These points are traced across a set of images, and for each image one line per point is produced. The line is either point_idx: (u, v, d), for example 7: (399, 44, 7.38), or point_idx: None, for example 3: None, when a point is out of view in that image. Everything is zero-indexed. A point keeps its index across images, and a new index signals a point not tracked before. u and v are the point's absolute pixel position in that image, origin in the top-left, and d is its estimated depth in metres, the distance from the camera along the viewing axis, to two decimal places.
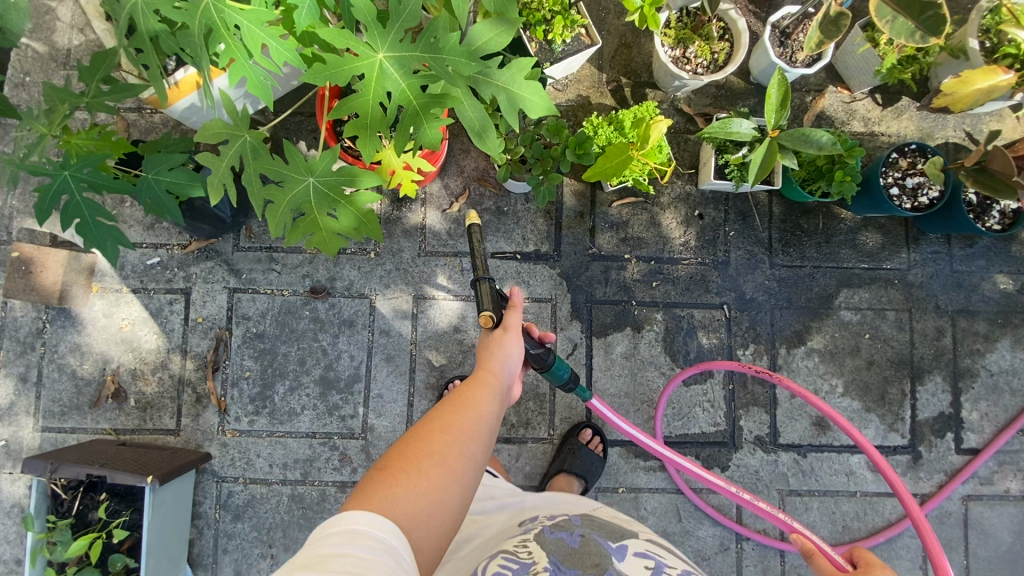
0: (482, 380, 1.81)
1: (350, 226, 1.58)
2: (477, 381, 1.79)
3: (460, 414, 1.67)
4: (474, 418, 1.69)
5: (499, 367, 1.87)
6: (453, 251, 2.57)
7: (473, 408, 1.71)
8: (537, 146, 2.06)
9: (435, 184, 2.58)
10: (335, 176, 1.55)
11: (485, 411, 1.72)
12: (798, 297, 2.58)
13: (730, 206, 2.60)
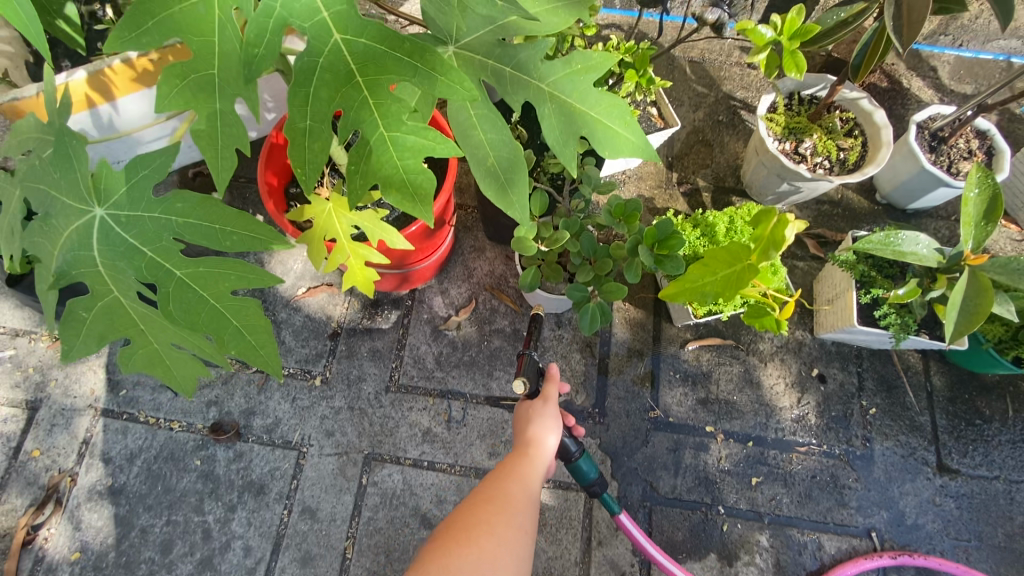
0: (520, 454, 1.25)
1: (197, 323, 0.89)
2: (517, 445, 1.29)
3: (502, 482, 1.22)
4: (521, 485, 1.21)
5: (538, 439, 1.25)
6: (440, 391, 1.69)
7: (515, 474, 1.23)
8: (591, 239, 1.27)
9: (429, 291, 1.80)
10: (156, 229, 0.90)
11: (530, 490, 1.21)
12: (993, 534, 1.56)
13: (865, 369, 1.71)
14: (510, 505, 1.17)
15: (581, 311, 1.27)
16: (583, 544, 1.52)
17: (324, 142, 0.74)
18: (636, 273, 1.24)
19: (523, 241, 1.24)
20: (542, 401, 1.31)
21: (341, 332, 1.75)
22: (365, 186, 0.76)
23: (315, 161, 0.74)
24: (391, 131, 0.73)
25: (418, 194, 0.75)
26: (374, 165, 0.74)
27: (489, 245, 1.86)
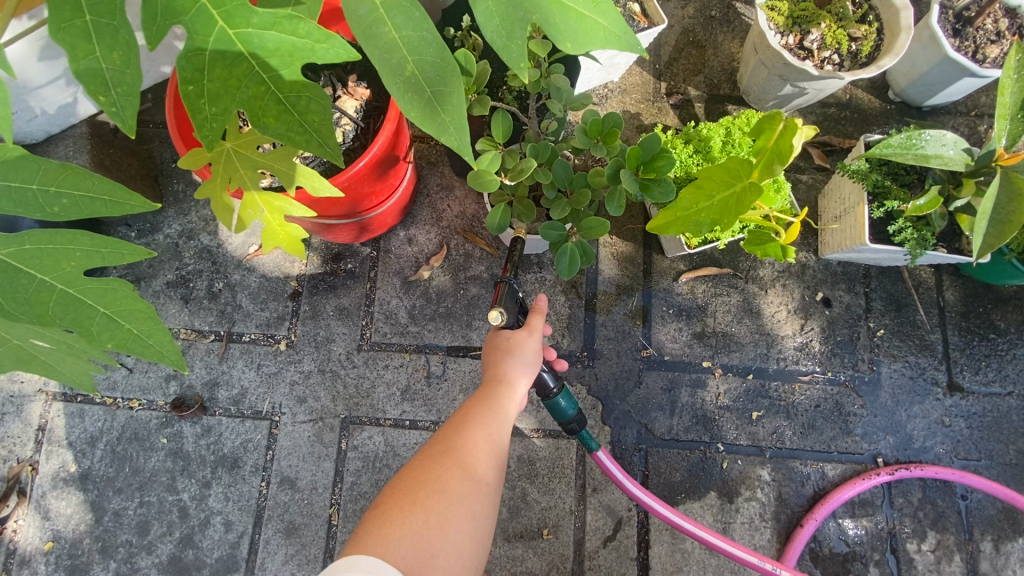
0: (487, 394, 1.12)
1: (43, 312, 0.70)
2: (482, 391, 1.14)
3: (462, 431, 1.06)
4: (484, 440, 1.06)
5: (510, 377, 1.13)
6: (416, 346, 1.56)
7: (478, 425, 1.07)
8: (563, 164, 1.08)
9: (394, 238, 1.62)
10: None
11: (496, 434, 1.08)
12: (1004, 451, 1.50)
13: (873, 289, 1.58)
14: (470, 461, 1.02)
15: (559, 251, 1.10)
16: (578, 493, 1.46)
17: (125, 49, 0.54)
18: (617, 203, 1.06)
19: (484, 177, 1.05)
20: (526, 334, 1.17)
21: (302, 291, 1.59)
22: (220, 113, 0.54)
23: (123, 79, 0.54)
24: (238, 29, 0.53)
25: (309, 122, 0.55)
26: (230, 86, 0.54)
27: (458, 181, 1.66)
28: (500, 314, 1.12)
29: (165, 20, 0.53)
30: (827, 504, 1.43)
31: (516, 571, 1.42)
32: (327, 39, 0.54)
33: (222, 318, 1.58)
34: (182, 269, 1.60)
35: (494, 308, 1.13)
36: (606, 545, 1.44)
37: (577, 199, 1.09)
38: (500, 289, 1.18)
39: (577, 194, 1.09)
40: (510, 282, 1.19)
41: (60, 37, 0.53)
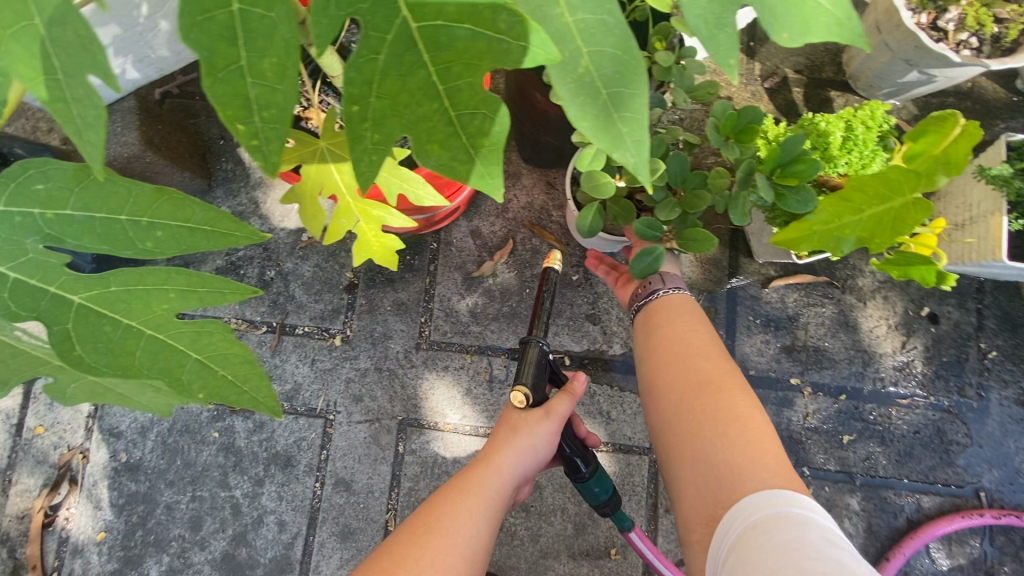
0: (479, 473, 1.07)
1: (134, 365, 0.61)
2: (471, 467, 1.10)
3: (441, 513, 1.01)
4: (457, 523, 1.00)
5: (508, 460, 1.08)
6: (478, 347, 1.46)
7: (456, 505, 1.03)
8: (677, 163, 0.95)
9: (457, 230, 1.50)
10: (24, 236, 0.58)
11: (477, 523, 1.01)
12: None
13: (985, 305, 1.42)
14: (439, 538, 0.97)
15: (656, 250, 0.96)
16: (648, 512, 1.37)
17: (276, 55, 0.40)
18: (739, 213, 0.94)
19: (596, 180, 0.97)
20: (539, 413, 1.12)
21: (359, 284, 1.49)
22: (383, 140, 0.44)
23: (277, 97, 0.41)
24: (422, 24, 0.42)
25: (479, 144, 0.44)
26: (399, 104, 0.44)
27: (527, 170, 1.53)
28: (524, 386, 1.09)
29: (338, 10, 0.42)
30: (920, 537, 1.31)
31: None
32: (529, 38, 0.43)
33: (274, 309, 1.50)
34: (232, 255, 1.52)
35: (518, 386, 1.10)
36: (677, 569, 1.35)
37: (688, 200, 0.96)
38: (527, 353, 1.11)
39: (689, 196, 0.96)
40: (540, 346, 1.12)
41: (193, 35, 0.39)
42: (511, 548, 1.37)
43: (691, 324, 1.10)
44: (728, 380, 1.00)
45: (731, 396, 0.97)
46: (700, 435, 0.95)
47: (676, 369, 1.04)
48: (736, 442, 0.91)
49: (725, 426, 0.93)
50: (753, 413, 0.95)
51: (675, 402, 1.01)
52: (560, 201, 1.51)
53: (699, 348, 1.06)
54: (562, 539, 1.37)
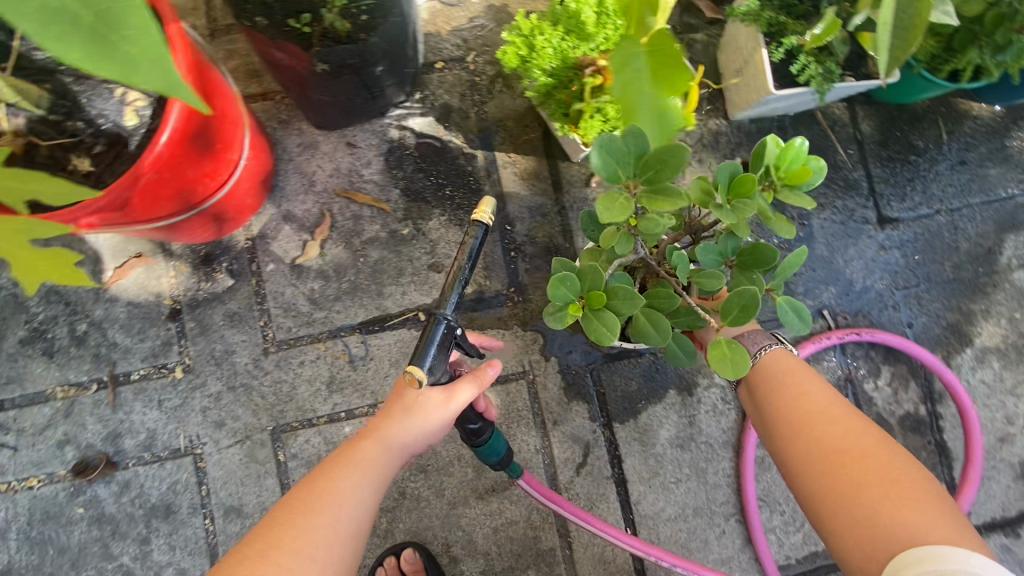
0: (360, 447, 0.96)
1: None
2: (356, 440, 0.98)
3: (318, 493, 0.91)
4: (334, 497, 0.91)
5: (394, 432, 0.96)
6: (327, 331, 1.39)
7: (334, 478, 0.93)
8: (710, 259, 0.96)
9: (268, 220, 1.40)
10: None
11: (354, 499, 0.92)
12: (941, 268, 1.47)
13: (790, 140, 1.48)
14: (313, 513, 0.88)
15: (779, 311, 0.94)
16: (540, 431, 1.39)
17: None
18: (786, 226, 0.89)
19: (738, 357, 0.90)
20: (437, 396, 0.98)
21: (182, 308, 1.38)
22: None
23: None
24: None
25: None
26: None
27: (322, 137, 1.43)
28: (420, 374, 0.89)
29: None
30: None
31: (497, 525, 1.37)
32: None
33: (99, 363, 1.38)
34: (34, 322, 1.38)
35: (410, 366, 0.90)
36: (579, 473, 1.39)
37: (755, 260, 0.97)
38: (426, 332, 0.92)
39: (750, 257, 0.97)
40: (447, 325, 0.93)
41: None
42: (419, 509, 1.37)
43: (797, 380, 1.00)
44: (859, 439, 0.86)
45: (871, 455, 0.83)
46: (837, 503, 0.81)
47: (797, 442, 0.90)
48: (877, 498, 0.78)
49: (865, 484, 0.80)
50: (900, 471, 0.81)
51: (801, 468, 0.88)
52: (367, 159, 1.42)
53: (811, 409, 0.93)
54: (466, 484, 1.38)
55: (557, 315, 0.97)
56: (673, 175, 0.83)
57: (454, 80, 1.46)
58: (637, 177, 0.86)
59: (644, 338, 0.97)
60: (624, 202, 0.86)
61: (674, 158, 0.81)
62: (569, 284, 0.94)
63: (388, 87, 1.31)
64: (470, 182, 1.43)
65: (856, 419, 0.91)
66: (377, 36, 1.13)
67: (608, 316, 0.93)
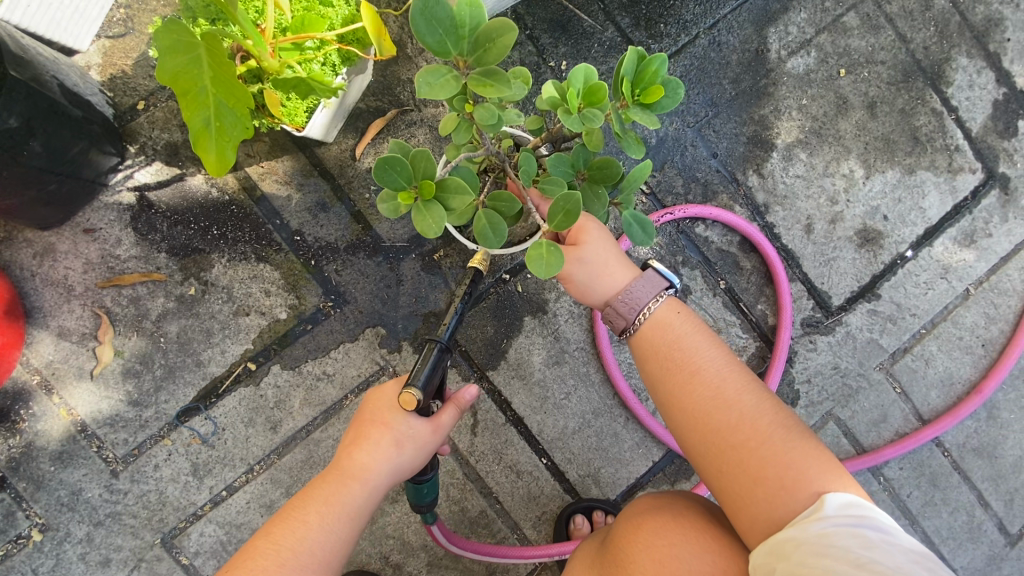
0: (345, 483, 0.89)
1: None
2: (336, 478, 0.90)
3: (295, 526, 0.85)
4: (316, 543, 0.84)
5: (375, 468, 0.90)
6: (166, 423, 1.30)
7: (311, 521, 0.85)
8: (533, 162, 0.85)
9: (43, 346, 1.27)
10: None
11: (326, 532, 0.85)
12: (721, 89, 1.47)
13: (531, 28, 1.41)
14: (298, 563, 0.82)
15: (623, 225, 0.88)
16: None
17: None
18: (635, 146, 0.82)
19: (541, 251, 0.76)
20: (425, 428, 0.93)
21: (3, 473, 1.26)
22: None
23: None
24: None
25: None
26: None
27: (55, 237, 1.27)
28: (421, 393, 0.88)
29: None
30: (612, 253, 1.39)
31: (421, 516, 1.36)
32: None
33: None
34: None
35: (408, 385, 0.88)
36: (476, 433, 1.38)
37: (602, 177, 0.87)
38: (424, 359, 0.91)
39: (597, 171, 0.87)
40: (442, 350, 0.93)
41: None
42: None
43: (686, 347, 0.88)
44: (754, 426, 0.80)
45: (760, 443, 0.78)
46: (737, 500, 0.78)
47: (692, 424, 0.83)
48: (770, 494, 0.76)
49: (763, 475, 0.77)
50: (787, 447, 0.78)
51: (697, 460, 0.83)
52: (115, 238, 1.29)
53: (705, 393, 0.84)
54: None
55: (388, 206, 0.75)
56: (502, 56, 0.66)
57: (164, 114, 1.30)
58: (470, 55, 0.67)
59: (482, 242, 0.82)
60: (449, 77, 0.67)
61: (499, 36, 0.65)
62: (401, 172, 0.72)
63: (80, 152, 1.14)
64: (233, 211, 1.31)
65: (750, 392, 0.83)
66: (12, 114, 0.97)
67: (439, 208, 0.74)
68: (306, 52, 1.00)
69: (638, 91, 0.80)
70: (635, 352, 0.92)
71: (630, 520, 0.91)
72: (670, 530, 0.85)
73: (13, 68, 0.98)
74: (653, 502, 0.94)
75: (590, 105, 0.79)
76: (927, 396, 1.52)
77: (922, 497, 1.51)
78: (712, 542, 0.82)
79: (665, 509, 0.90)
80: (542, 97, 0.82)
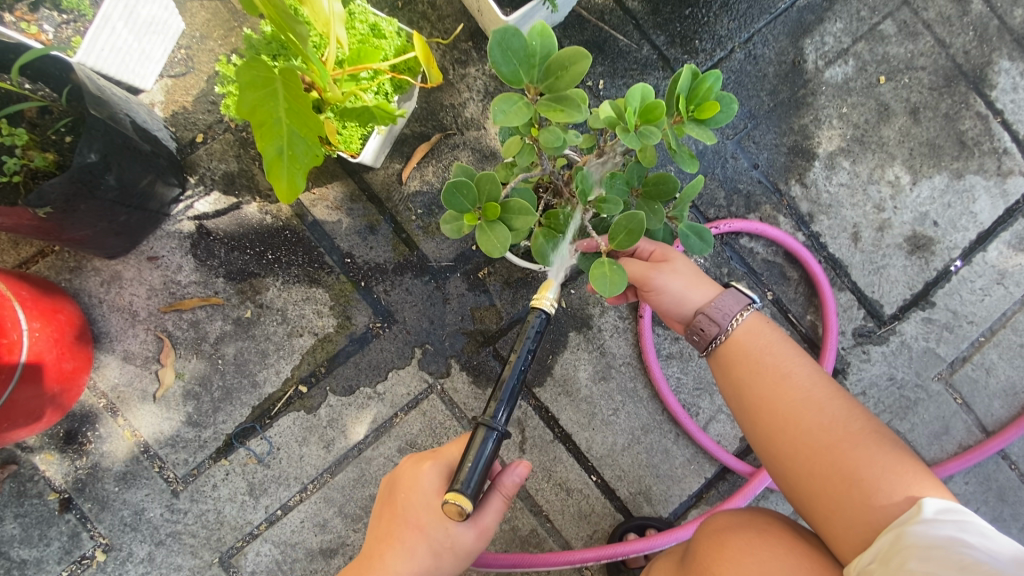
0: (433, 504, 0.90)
1: None
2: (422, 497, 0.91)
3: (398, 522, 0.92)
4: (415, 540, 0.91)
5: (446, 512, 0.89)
6: (224, 444, 1.33)
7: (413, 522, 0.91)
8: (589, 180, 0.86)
9: (110, 370, 1.32)
10: None
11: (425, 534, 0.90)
12: (759, 102, 1.47)
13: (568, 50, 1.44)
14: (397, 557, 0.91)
15: (681, 236, 0.89)
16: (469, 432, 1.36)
17: None
18: (689, 160, 0.83)
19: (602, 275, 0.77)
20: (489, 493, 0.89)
21: (71, 494, 1.30)
22: None
23: None
24: None
25: None
26: None
27: (121, 265, 1.34)
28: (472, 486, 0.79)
29: None
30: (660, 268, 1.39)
31: None
32: None
33: None
34: None
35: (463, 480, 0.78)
36: (525, 450, 1.38)
37: (658, 192, 0.88)
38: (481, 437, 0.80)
39: (653, 187, 0.88)
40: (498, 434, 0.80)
41: None
42: None
43: (772, 352, 0.88)
44: (845, 430, 0.79)
45: (853, 446, 0.77)
46: (831, 505, 0.76)
47: (779, 426, 0.83)
48: (867, 498, 0.74)
49: (858, 477, 0.75)
50: (882, 451, 0.76)
51: (785, 465, 0.81)
52: (176, 264, 1.34)
53: (795, 396, 0.83)
54: None
55: (451, 227, 0.78)
56: (574, 83, 0.68)
57: (222, 146, 1.36)
58: (540, 83, 0.70)
59: (538, 258, 0.88)
60: (519, 105, 0.69)
61: (573, 64, 0.67)
62: (467, 195, 0.75)
63: (148, 184, 1.20)
64: (287, 236, 1.36)
65: (838, 396, 0.83)
66: (92, 150, 1.03)
67: (503, 228, 0.76)
68: (361, 81, 1.05)
69: (693, 108, 0.82)
70: (713, 357, 0.92)
71: (710, 538, 0.89)
72: (755, 546, 0.83)
73: (94, 107, 1.05)
74: (731, 519, 0.91)
75: (647, 124, 0.80)
76: (991, 407, 1.46)
77: (991, 512, 1.45)
78: (805, 562, 0.79)
79: (746, 529, 0.87)
80: (600, 116, 0.83)
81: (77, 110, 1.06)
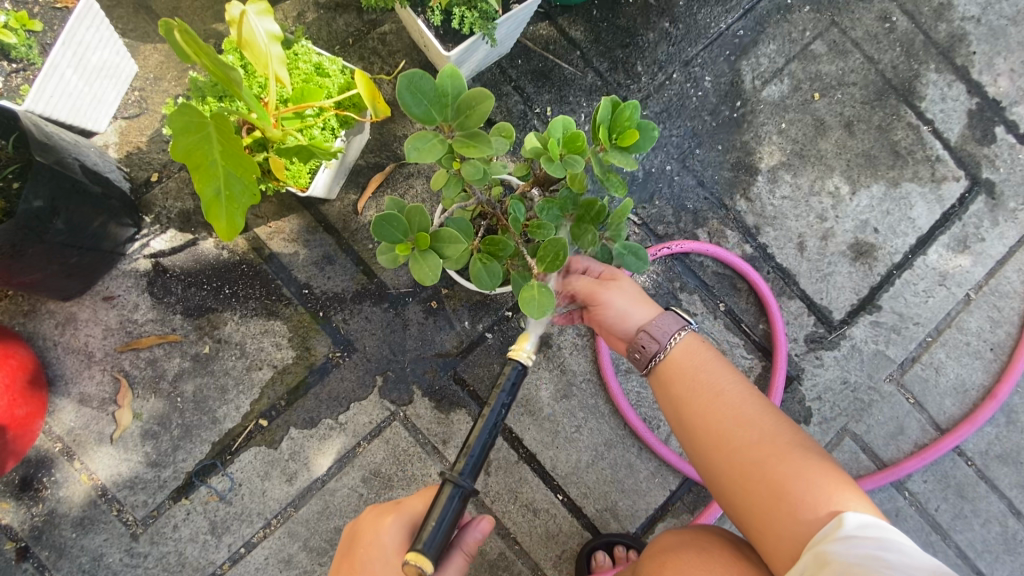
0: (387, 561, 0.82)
1: None
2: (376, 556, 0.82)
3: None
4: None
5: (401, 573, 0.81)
6: (184, 482, 1.31)
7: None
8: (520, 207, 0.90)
9: (66, 414, 1.31)
10: None
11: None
12: (701, 122, 1.54)
13: (516, 79, 1.50)
14: None
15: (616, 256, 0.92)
16: (433, 457, 1.36)
17: None
18: (616, 185, 0.87)
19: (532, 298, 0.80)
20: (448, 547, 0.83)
21: (27, 543, 1.27)
22: None
23: None
24: None
25: None
26: None
27: (76, 306, 1.33)
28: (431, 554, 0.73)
29: None
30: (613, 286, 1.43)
31: None
32: None
33: None
34: None
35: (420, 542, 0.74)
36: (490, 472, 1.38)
37: (590, 216, 0.91)
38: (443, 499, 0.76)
39: (585, 211, 0.91)
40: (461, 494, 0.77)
41: None
42: None
43: (708, 371, 0.91)
44: (774, 444, 0.81)
45: (781, 459, 0.79)
46: (762, 519, 0.79)
47: (714, 443, 0.85)
48: (795, 511, 0.76)
49: (787, 491, 0.77)
50: (809, 463, 0.79)
51: (721, 481, 0.84)
52: (133, 303, 1.35)
53: (726, 413, 0.86)
54: None
55: (386, 257, 0.80)
56: (480, 121, 0.73)
57: (177, 185, 1.38)
58: (454, 121, 0.74)
59: (477, 283, 0.88)
60: (435, 142, 0.73)
61: (477, 105, 0.73)
62: (397, 226, 0.78)
63: (100, 225, 1.21)
64: (244, 270, 1.37)
65: (769, 411, 0.86)
66: (38, 196, 1.04)
67: (434, 257, 0.79)
68: (306, 119, 1.08)
69: (615, 136, 0.86)
70: (655, 377, 0.95)
71: (654, 560, 0.91)
72: (694, 565, 0.84)
73: (39, 153, 1.06)
74: (675, 538, 0.93)
75: (570, 153, 0.85)
76: (943, 405, 1.50)
77: (950, 509, 1.48)
78: None
79: (688, 547, 0.89)
80: (526, 147, 0.88)
81: (25, 156, 1.08)
